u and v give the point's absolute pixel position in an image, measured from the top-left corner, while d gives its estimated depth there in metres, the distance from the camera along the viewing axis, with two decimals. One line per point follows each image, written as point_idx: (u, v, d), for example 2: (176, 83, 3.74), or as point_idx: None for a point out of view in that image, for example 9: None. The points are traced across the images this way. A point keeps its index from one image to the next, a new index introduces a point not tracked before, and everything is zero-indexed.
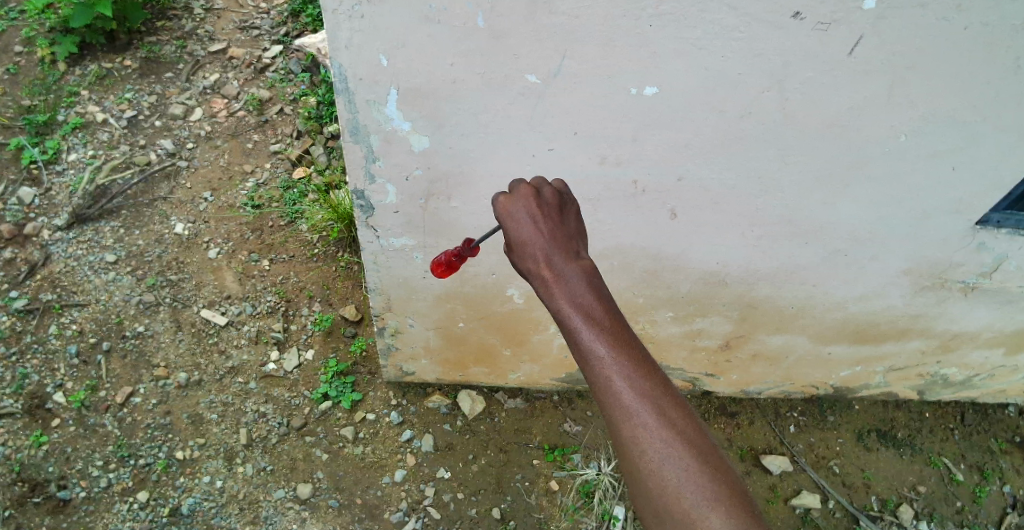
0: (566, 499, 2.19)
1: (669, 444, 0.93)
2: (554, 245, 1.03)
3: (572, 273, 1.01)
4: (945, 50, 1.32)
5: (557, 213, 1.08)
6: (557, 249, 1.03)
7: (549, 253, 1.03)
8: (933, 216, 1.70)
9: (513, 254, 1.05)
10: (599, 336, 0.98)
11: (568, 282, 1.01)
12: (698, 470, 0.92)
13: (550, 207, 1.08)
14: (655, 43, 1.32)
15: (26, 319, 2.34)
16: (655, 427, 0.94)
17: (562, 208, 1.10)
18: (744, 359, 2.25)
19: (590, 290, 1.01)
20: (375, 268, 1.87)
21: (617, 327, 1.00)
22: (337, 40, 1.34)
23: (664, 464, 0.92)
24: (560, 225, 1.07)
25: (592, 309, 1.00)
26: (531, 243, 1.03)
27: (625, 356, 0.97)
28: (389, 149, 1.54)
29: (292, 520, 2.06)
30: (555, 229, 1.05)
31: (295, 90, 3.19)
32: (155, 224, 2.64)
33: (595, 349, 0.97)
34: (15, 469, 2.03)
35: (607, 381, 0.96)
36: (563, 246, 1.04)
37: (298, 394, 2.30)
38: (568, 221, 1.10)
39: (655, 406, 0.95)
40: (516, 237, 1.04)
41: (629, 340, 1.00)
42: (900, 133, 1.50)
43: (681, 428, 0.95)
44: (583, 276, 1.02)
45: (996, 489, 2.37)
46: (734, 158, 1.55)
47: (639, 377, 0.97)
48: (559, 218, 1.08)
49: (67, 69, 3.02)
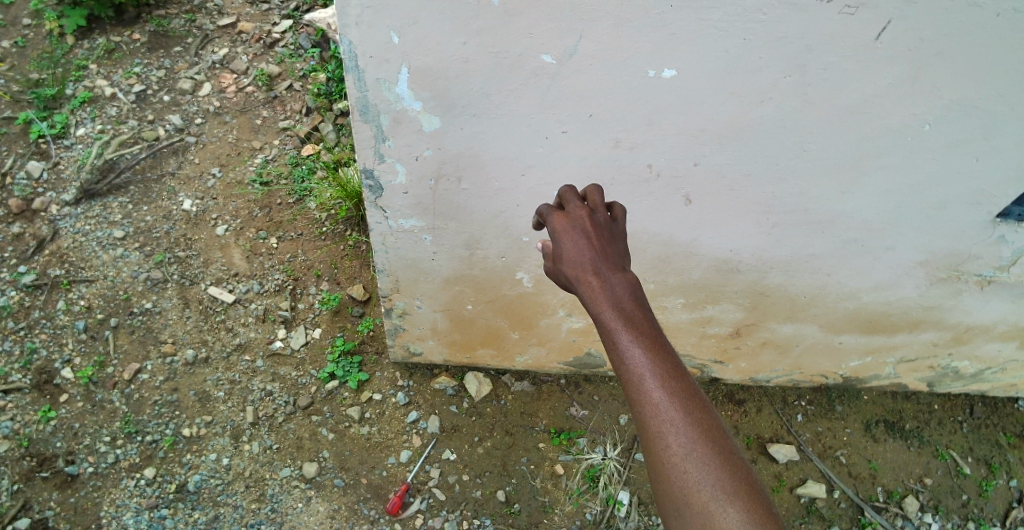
0: (571, 483, 2.19)
1: (692, 440, 0.92)
2: (603, 258, 1.06)
3: (618, 283, 1.04)
4: (973, 36, 1.28)
5: (608, 233, 1.11)
6: (604, 262, 1.05)
7: (596, 265, 1.05)
8: (952, 207, 1.66)
9: (562, 263, 1.08)
10: (636, 338, 0.99)
11: (612, 291, 1.03)
12: (719, 467, 0.90)
13: (603, 226, 1.11)
14: (673, 23, 1.28)
15: (34, 294, 2.34)
16: (681, 423, 0.93)
17: (615, 227, 1.13)
18: (754, 346, 2.22)
19: (632, 299, 1.03)
20: (383, 249, 1.85)
21: (653, 334, 1.01)
22: (347, 17, 1.31)
23: (686, 459, 0.91)
24: (611, 242, 1.09)
25: (633, 316, 1.02)
26: (580, 255, 1.06)
27: (660, 357, 0.98)
28: (398, 129, 1.51)
29: (297, 498, 2.07)
30: (605, 246, 1.08)
31: (304, 65, 3.16)
32: (163, 200, 2.62)
33: (630, 349, 0.98)
34: (24, 444, 2.05)
35: (639, 379, 0.96)
36: (610, 260, 1.06)
37: (305, 373, 2.30)
38: (621, 240, 1.12)
39: (683, 404, 0.94)
40: (565, 248, 1.08)
41: (663, 344, 1.00)
42: (922, 121, 1.46)
43: (706, 428, 0.93)
44: (628, 288, 1.04)
45: (1003, 483, 2.35)
46: (750, 143, 1.51)
47: (672, 379, 0.96)
48: (610, 236, 1.10)
49: (75, 42, 2.99)
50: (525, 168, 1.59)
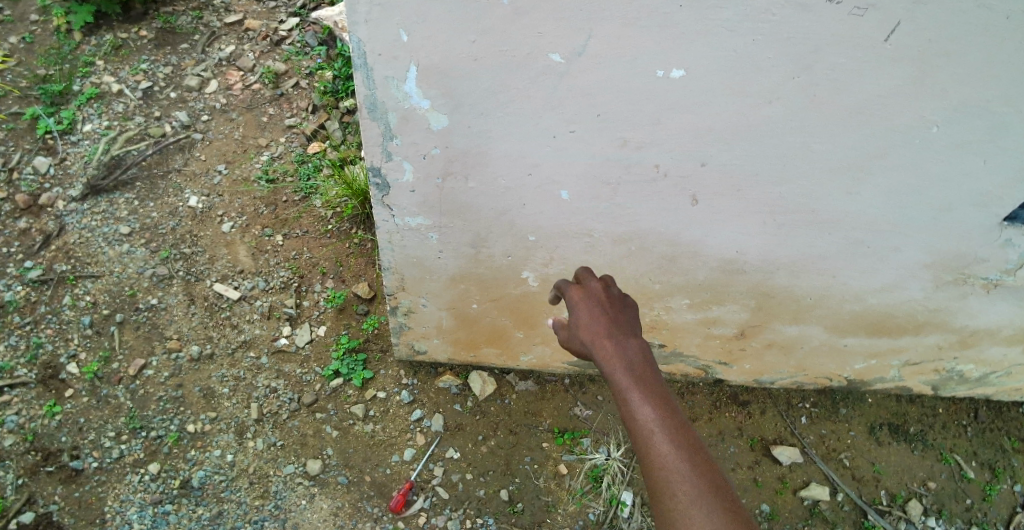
0: (575, 482, 2.19)
1: (696, 486, 0.96)
2: (615, 327, 1.17)
3: (629, 347, 1.14)
4: (983, 39, 1.28)
5: (622, 309, 1.23)
6: (617, 329, 1.16)
7: (609, 332, 1.16)
8: (960, 209, 1.66)
9: (578, 331, 1.19)
10: (645, 394, 1.06)
11: (624, 353, 1.13)
12: (722, 513, 0.93)
13: (617, 303, 1.24)
14: (681, 23, 1.28)
15: (40, 289, 2.35)
16: (686, 471, 0.97)
17: (627, 305, 1.25)
18: (758, 347, 2.21)
19: (643, 361, 1.12)
20: (390, 247, 1.85)
21: (662, 393, 1.08)
22: (356, 14, 1.31)
23: (689, 504, 0.94)
24: (624, 315, 1.21)
25: (643, 375, 1.10)
26: (596, 323, 1.18)
27: (668, 411, 1.04)
28: (405, 127, 1.51)
29: (300, 495, 2.08)
30: (618, 317, 1.20)
31: (311, 63, 3.16)
32: (169, 196, 2.63)
33: (640, 404, 1.05)
34: (29, 438, 2.06)
35: (647, 430, 1.02)
36: (623, 328, 1.17)
37: (310, 370, 2.30)
38: (633, 318, 1.23)
39: (688, 453, 0.99)
40: (582, 319, 1.21)
41: (670, 401, 1.07)
42: (931, 123, 1.46)
43: (710, 478, 0.97)
44: (638, 350, 1.13)
45: (1007, 488, 2.35)
46: (758, 143, 1.50)
47: (678, 430, 1.02)
48: (623, 311, 1.22)
49: (82, 39, 2.99)
50: (533, 167, 1.59)
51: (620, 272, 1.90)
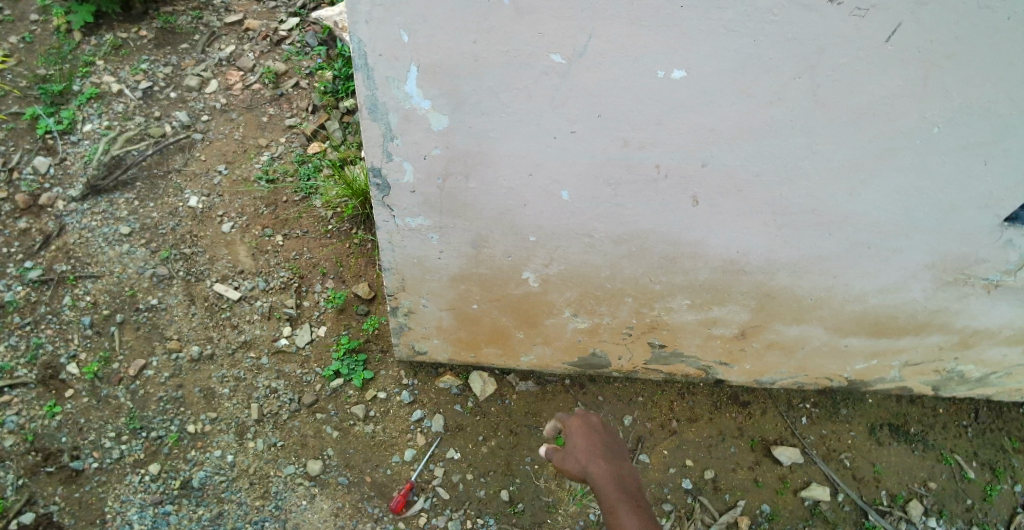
0: (575, 483, 2.18)
1: None
2: (605, 460, 1.59)
3: (616, 477, 1.55)
4: (986, 39, 1.28)
5: (609, 444, 1.65)
6: (607, 462, 1.58)
7: (601, 464, 1.58)
8: (962, 210, 1.66)
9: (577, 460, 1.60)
10: (630, 515, 1.46)
11: (614, 481, 1.53)
12: None
13: (605, 439, 1.66)
14: (683, 23, 1.28)
15: (40, 289, 2.34)
16: None
17: (612, 441, 1.67)
18: (759, 348, 2.21)
19: (626, 488, 1.53)
20: (390, 247, 1.85)
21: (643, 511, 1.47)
22: (357, 14, 1.31)
23: None
24: (610, 449, 1.64)
25: (628, 500, 1.49)
26: (591, 455, 1.60)
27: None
28: (407, 127, 1.51)
29: (301, 496, 2.07)
30: (606, 452, 1.62)
31: (311, 63, 3.15)
32: (169, 196, 2.63)
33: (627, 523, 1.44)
34: (29, 439, 2.06)
35: None
36: (610, 462, 1.59)
37: (310, 371, 2.30)
38: (616, 450, 1.66)
39: None
40: (580, 449, 1.62)
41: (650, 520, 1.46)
42: (933, 124, 1.45)
43: None
44: (623, 480, 1.55)
45: (1007, 488, 2.35)
46: (760, 143, 1.50)
47: None
48: (609, 445, 1.65)
49: (82, 38, 2.99)
50: (534, 167, 1.59)
51: (621, 272, 1.90)
